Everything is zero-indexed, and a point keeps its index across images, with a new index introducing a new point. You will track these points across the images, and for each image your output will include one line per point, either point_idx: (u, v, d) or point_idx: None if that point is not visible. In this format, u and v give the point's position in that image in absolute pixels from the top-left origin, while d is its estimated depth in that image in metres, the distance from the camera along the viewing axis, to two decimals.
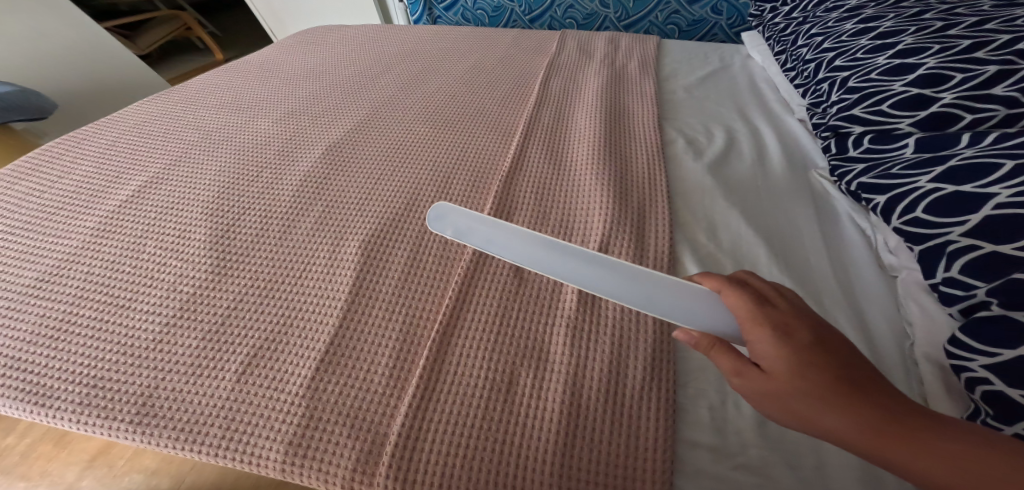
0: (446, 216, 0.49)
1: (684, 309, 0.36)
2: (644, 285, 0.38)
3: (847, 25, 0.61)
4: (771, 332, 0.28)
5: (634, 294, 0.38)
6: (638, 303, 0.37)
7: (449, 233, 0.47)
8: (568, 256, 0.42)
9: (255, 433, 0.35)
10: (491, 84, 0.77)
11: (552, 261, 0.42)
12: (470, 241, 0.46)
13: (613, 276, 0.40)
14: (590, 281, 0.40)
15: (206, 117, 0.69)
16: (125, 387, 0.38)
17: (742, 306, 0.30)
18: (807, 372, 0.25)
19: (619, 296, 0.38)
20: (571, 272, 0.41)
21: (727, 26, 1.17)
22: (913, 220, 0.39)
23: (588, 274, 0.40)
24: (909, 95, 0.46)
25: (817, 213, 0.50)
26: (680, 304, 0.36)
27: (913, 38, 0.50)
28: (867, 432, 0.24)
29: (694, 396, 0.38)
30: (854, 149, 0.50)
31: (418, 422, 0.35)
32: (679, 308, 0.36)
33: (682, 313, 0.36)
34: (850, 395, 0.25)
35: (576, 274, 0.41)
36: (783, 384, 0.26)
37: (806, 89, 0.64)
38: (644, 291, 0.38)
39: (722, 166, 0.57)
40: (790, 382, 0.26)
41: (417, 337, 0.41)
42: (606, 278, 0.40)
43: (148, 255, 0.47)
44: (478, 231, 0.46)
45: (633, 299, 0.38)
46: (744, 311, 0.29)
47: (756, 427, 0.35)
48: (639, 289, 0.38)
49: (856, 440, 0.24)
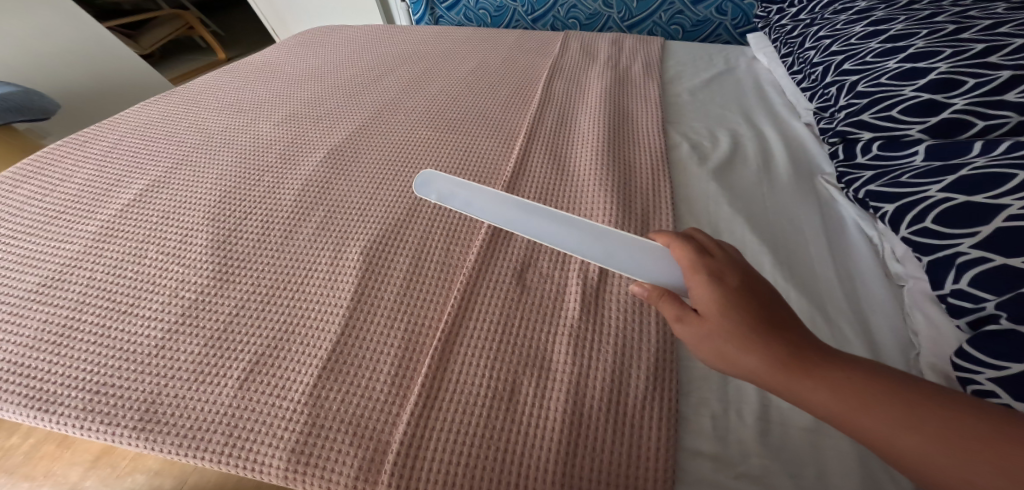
0: (432, 182, 0.54)
1: (638, 262, 0.40)
2: (608, 243, 0.43)
3: (857, 28, 0.60)
4: (706, 279, 0.33)
5: (595, 249, 0.43)
6: (598, 256, 0.42)
7: (433, 197, 0.53)
8: (541, 217, 0.47)
9: (257, 440, 0.35)
10: (494, 87, 0.77)
11: (526, 222, 0.47)
12: (453, 204, 0.51)
13: (579, 234, 0.44)
14: (558, 238, 0.44)
15: (208, 120, 0.69)
16: (127, 393, 0.38)
17: (685, 258, 0.35)
18: (730, 314, 0.31)
19: (582, 251, 0.43)
20: (542, 232, 0.46)
21: (732, 26, 1.16)
22: (922, 230, 0.38)
23: (557, 233, 0.45)
24: (920, 101, 0.46)
25: (822, 219, 0.50)
26: (635, 258, 0.41)
27: (924, 42, 0.49)
28: (774, 371, 0.28)
29: (696, 404, 0.38)
30: (862, 155, 0.49)
31: (420, 430, 0.35)
32: (633, 261, 0.41)
33: (636, 266, 0.40)
34: (760, 335, 0.29)
35: (547, 233, 0.45)
36: (712, 325, 0.31)
37: (813, 93, 0.63)
38: (605, 247, 0.43)
39: (727, 171, 0.56)
40: (716, 323, 0.31)
41: (419, 345, 0.41)
42: (573, 236, 0.44)
43: (150, 260, 0.47)
44: (460, 195, 0.52)
45: (594, 253, 0.42)
46: (687, 262, 0.35)
47: (758, 437, 0.35)
48: (601, 246, 0.43)
49: (767, 378, 0.29)
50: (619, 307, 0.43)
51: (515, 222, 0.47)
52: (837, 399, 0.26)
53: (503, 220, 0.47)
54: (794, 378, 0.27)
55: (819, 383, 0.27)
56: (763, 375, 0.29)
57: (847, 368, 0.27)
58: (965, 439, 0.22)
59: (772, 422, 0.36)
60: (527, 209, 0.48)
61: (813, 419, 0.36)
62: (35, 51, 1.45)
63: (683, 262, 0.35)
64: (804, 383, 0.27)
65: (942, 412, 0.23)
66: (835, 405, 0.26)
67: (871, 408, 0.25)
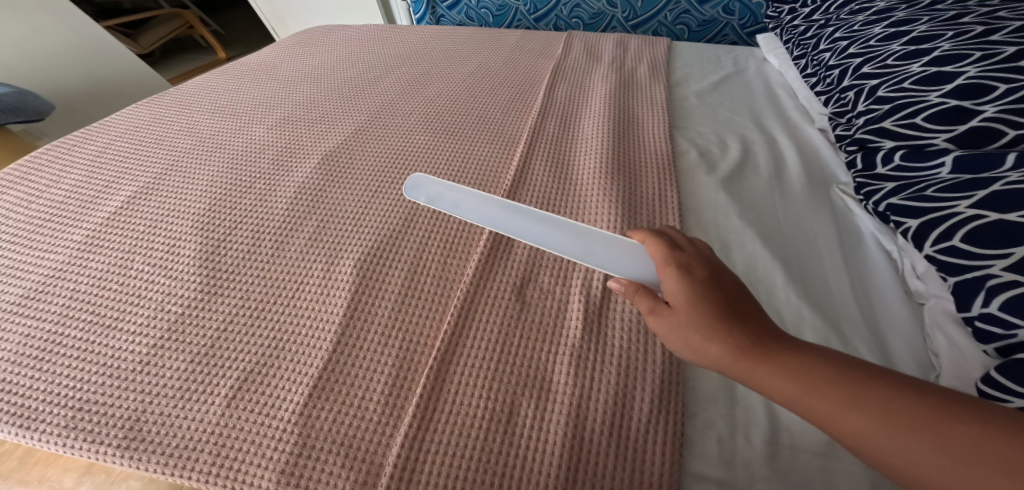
0: (421, 184, 0.55)
1: (615, 260, 0.43)
2: (587, 241, 0.46)
3: (876, 29, 0.58)
4: (676, 273, 0.34)
5: (578, 249, 0.45)
6: (579, 254, 0.45)
7: (422, 199, 0.53)
8: (527, 219, 0.50)
9: (248, 462, 0.33)
10: (493, 89, 0.75)
11: (512, 222, 0.50)
12: (443, 206, 0.52)
13: (561, 234, 0.47)
14: (542, 238, 0.47)
15: (200, 124, 0.68)
16: (107, 411, 0.36)
17: (658, 253, 0.36)
18: (696, 304, 0.32)
19: (565, 250, 0.46)
20: (527, 233, 0.48)
21: (739, 26, 1.13)
22: (949, 249, 0.36)
23: (539, 233, 0.48)
24: (947, 108, 0.44)
25: (838, 232, 0.47)
26: (613, 257, 0.44)
27: (950, 44, 0.47)
28: (735, 356, 0.29)
29: (702, 427, 0.36)
30: (882, 166, 0.47)
31: (414, 453, 0.33)
32: (611, 259, 0.44)
33: (614, 263, 0.43)
34: (726, 322, 0.30)
35: (532, 235, 0.48)
36: (679, 314, 0.32)
37: (829, 98, 0.61)
38: (585, 246, 0.46)
39: (737, 181, 0.54)
40: (683, 313, 0.32)
41: (413, 364, 0.38)
42: (556, 236, 0.47)
43: (136, 271, 0.46)
44: (450, 197, 0.53)
45: (576, 252, 0.45)
46: (659, 257, 0.36)
47: (767, 462, 0.33)
48: (581, 245, 0.46)
49: (732, 366, 0.29)
50: (622, 324, 0.41)
51: (502, 223, 0.50)
52: (795, 383, 0.27)
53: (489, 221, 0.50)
54: (755, 363, 0.28)
55: (778, 369, 0.27)
56: (725, 359, 0.30)
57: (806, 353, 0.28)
58: (903, 414, 0.23)
59: (780, 446, 0.34)
60: (513, 209, 0.51)
61: (824, 444, 0.34)
62: (34, 51, 1.45)
63: (654, 258, 0.36)
64: (763, 369, 0.28)
65: (884, 391, 0.24)
66: (794, 390, 0.26)
67: (824, 391, 0.25)
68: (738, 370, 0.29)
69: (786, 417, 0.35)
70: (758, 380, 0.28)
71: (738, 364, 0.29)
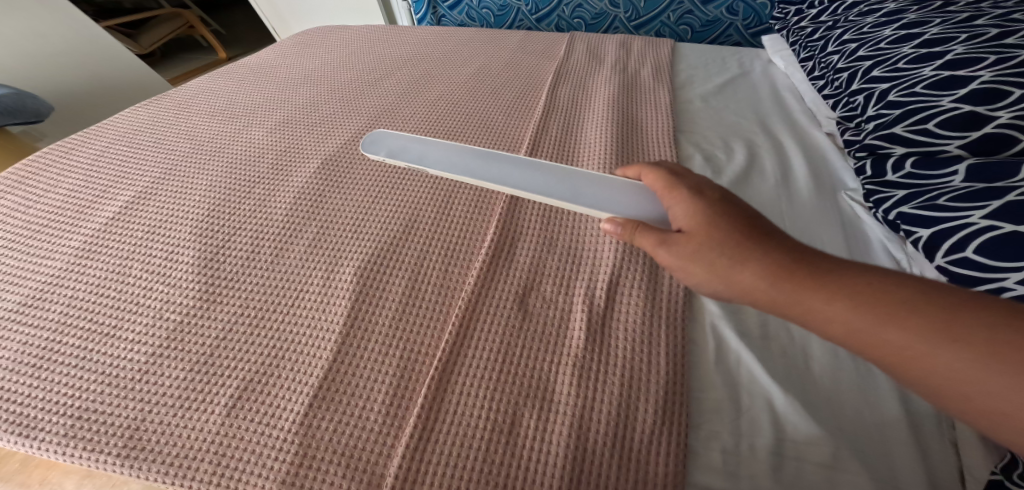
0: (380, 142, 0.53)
1: (609, 198, 0.40)
2: (572, 183, 0.42)
3: (887, 31, 0.58)
4: (684, 196, 0.34)
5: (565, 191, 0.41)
6: (569, 197, 0.40)
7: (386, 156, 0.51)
8: (502, 164, 0.45)
9: (248, 471, 0.32)
10: (495, 92, 0.74)
11: (488, 171, 0.44)
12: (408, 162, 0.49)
13: (543, 178, 0.42)
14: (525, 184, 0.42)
15: (199, 127, 0.67)
16: (105, 421, 0.36)
17: (659, 180, 0.37)
18: (723, 230, 0.31)
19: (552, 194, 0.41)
20: (504, 177, 0.43)
21: (743, 26, 1.12)
22: (961, 261, 0.35)
23: (518, 177, 0.43)
24: (960, 113, 0.43)
25: (846, 239, 0.47)
26: (601, 195, 0.40)
27: (963, 48, 0.47)
28: (781, 284, 0.28)
29: (706, 438, 0.34)
30: (893, 173, 0.46)
31: (415, 465, 0.32)
32: (605, 199, 0.40)
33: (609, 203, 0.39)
34: (769, 249, 0.30)
35: (510, 179, 0.43)
36: (706, 240, 0.31)
37: (836, 102, 0.60)
38: (571, 188, 0.41)
39: (743, 186, 0.53)
40: (708, 239, 0.31)
41: (415, 373, 0.38)
42: (536, 179, 0.43)
43: (134, 278, 0.45)
44: (416, 152, 0.50)
45: (566, 195, 0.40)
46: (660, 184, 0.36)
47: (773, 474, 0.31)
48: (566, 187, 0.41)
49: (779, 295, 0.28)
50: (625, 332, 0.40)
51: (476, 174, 0.44)
52: (856, 308, 0.25)
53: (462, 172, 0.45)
54: (806, 290, 0.27)
55: (834, 293, 0.26)
56: (771, 288, 0.29)
57: (852, 278, 0.27)
58: (986, 328, 0.22)
59: (785, 456, 0.32)
60: (486, 156, 0.46)
61: (831, 454, 0.31)
62: (35, 52, 1.45)
63: (657, 185, 0.36)
64: (817, 295, 0.27)
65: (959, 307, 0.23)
66: (855, 316, 0.25)
67: (895, 316, 0.24)
68: (786, 301, 0.28)
69: (792, 427, 0.33)
70: (811, 309, 0.27)
71: (785, 293, 0.28)
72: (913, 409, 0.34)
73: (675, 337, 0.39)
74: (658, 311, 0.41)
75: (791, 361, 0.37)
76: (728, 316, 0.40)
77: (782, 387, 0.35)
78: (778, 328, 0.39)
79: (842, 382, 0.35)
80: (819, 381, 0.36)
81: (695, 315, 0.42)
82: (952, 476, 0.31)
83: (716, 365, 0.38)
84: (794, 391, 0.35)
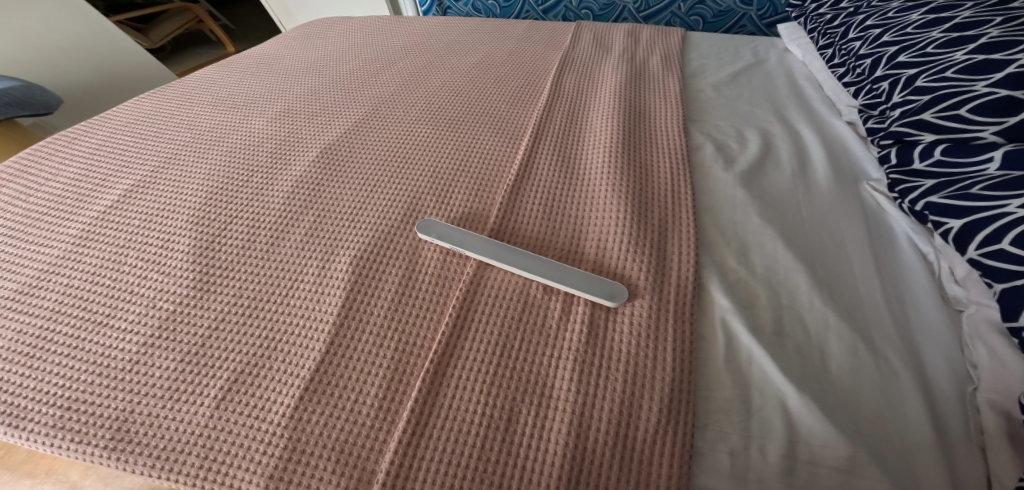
0: (433, 230, 0.46)
1: (584, 280, 0.41)
2: (553, 265, 0.42)
3: (913, 15, 0.55)
4: None
5: (541, 270, 0.42)
6: (546, 276, 0.41)
7: (446, 243, 0.45)
8: (498, 245, 0.44)
9: (235, 464, 0.31)
10: (499, 82, 0.72)
11: (467, 241, 0.44)
12: (457, 248, 0.44)
13: (519, 255, 0.43)
14: (504, 259, 0.43)
15: (200, 116, 0.67)
16: (95, 411, 0.35)
17: None
18: None
19: (529, 270, 0.42)
20: (499, 255, 0.43)
21: (757, 17, 1.08)
22: (997, 253, 0.33)
23: (509, 256, 0.43)
24: (996, 98, 0.41)
25: (868, 234, 0.44)
26: (579, 277, 0.41)
27: (998, 31, 0.44)
28: None
29: (714, 439, 0.31)
30: (921, 161, 0.44)
31: (407, 461, 0.31)
32: (581, 280, 0.41)
33: (585, 286, 0.40)
34: None
35: (504, 257, 0.43)
36: None
37: (859, 88, 0.58)
38: (546, 267, 0.42)
39: (755, 177, 0.51)
40: None
41: (409, 367, 0.36)
42: (521, 256, 0.43)
43: (129, 266, 0.45)
44: (462, 241, 0.44)
45: (541, 273, 0.41)
46: None
47: (784, 479, 0.29)
48: (552, 270, 0.42)
49: None
50: (629, 328, 0.38)
51: (454, 238, 0.45)
52: None
53: (437, 232, 0.46)
54: None
55: None
56: None
57: None
58: None
59: (798, 460, 0.29)
60: (486, 239, 0.45)
61: (850, 460, 0.29)
62: (46, 46, 1.49)
63: None
64: None
65: None
66: None
67: None
68: None
69: (807, 429, 0.31)
70: None
71: None
72: (938, 412, 0.32)
73: (682, 335, 0.37)
74: (666, 305, 0.39)
75: (806, 358, 0.35)
76: (738, 311, 0.38)
77: (798, 386, 0.33)
78: (794, 324, 0.37)
79: (862, 382, 0.33)
80: (838, 381, 0.33)
81: (705, 310, 0.39)
82: (978, 483, 0.28)
83: (726, 363, 0.35)
84: (810, 390, 0.33)
